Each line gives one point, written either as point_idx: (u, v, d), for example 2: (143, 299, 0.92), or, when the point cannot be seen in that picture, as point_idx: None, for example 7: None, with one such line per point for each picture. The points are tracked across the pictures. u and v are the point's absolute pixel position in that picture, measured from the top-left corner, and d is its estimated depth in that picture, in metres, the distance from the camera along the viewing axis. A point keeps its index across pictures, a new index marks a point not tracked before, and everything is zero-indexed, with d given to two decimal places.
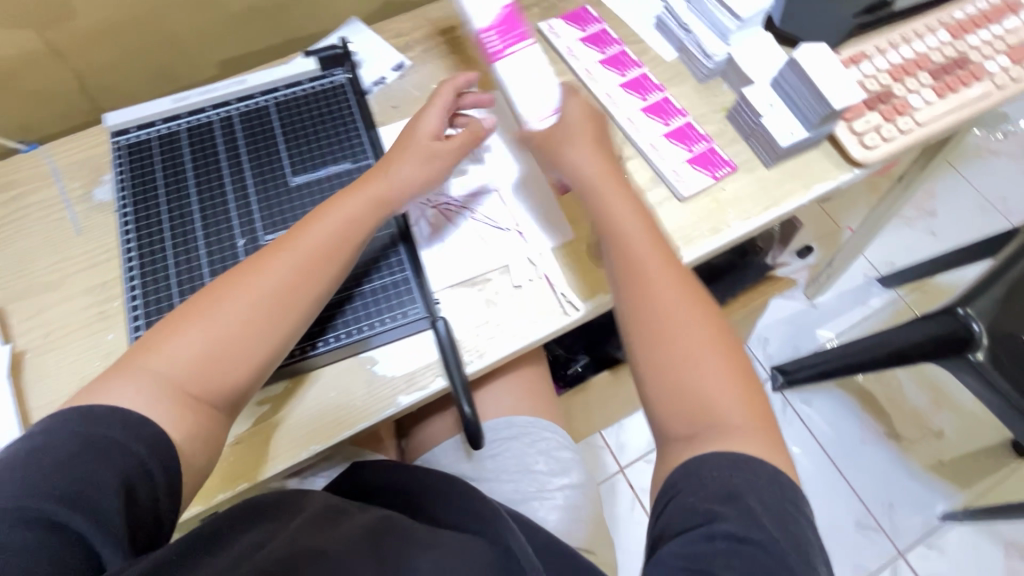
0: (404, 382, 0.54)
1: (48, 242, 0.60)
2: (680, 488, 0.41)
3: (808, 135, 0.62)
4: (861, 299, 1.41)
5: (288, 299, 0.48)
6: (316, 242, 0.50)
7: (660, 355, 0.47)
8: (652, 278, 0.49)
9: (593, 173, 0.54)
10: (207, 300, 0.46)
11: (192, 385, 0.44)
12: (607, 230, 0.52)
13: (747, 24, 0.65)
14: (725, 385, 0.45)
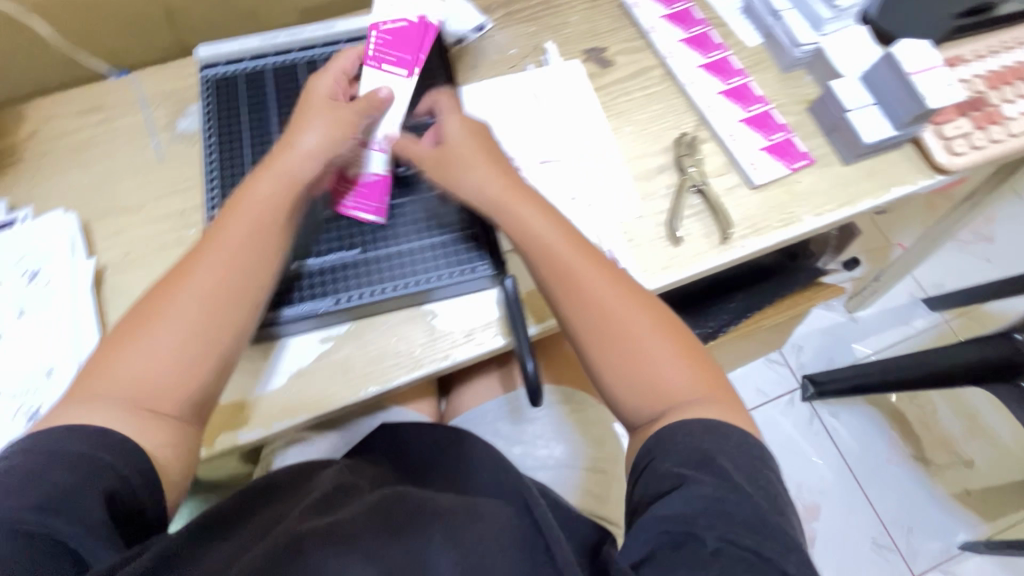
0: (461, 336, 0.55)
1: (131, 166, 0.62)
2: (655, 454, 0.43)
3: (894, 135, 0.61)
4: (905, 318, 1.37)
5: (223, 292, 0.45)
6: (242, 230, 0.46)
7: (612, 360, 0.48)
8: (572, 290, 0.49)
9: (495, 185, 0.51)
10: (144, 320, 0.43)
11: (148, 398, 0.42)
12: (531, 240, 0.50)
13: (842, 15, 0.63)
14: (675, 367, 0.47)
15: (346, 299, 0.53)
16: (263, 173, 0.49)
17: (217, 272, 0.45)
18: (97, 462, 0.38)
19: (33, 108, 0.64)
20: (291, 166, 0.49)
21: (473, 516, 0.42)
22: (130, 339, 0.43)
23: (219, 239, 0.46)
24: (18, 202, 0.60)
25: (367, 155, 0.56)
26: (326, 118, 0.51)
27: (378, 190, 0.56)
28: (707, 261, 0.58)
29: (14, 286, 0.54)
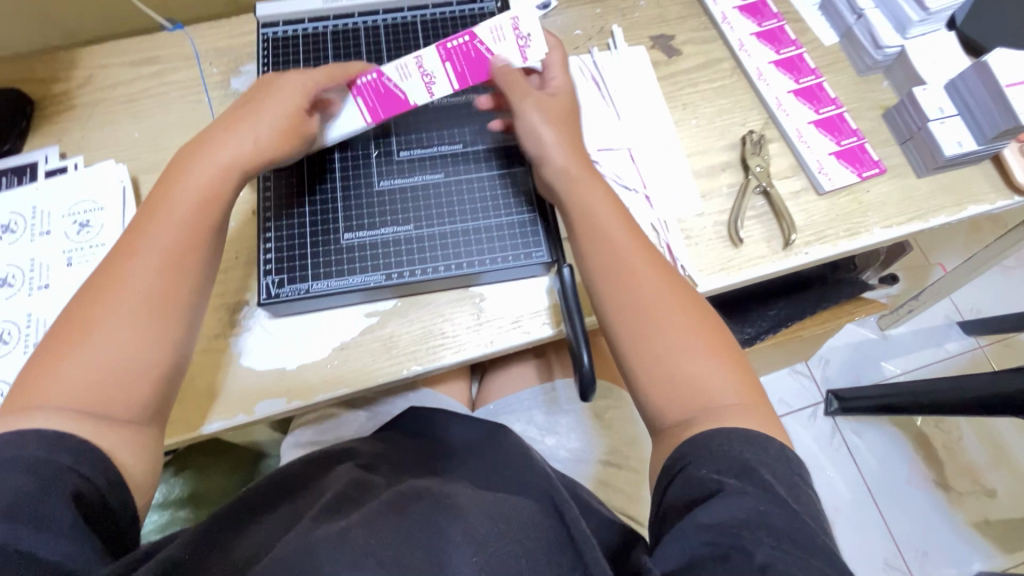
0: (509, 322, 0.53)
1: (183, 122, 0.61)
2: (692, 458, 0.38)
3: (978, 150, 0.58)
4: (938, 340, 1.34)
5: (163, 294, 0.42)
6: (175, 226, 0.43)
7: (647, 356, 0.43)
8: (619, 274, 0.46)
9: (572, 158, 0.49)
10: (74, 327, 0.40)
11: (89, 402, 0.38)
12: (585, 219, 0.48)
13: (930, 19, 0.60)
14: (719, 371, 0.42)
15: (396, 275, 0.52)
16: (198, 166, 0.45)
17: (155, 271, 0.42)
18: (60, 466, 0.35)
19: (88, 56, 0.63)
20: (232, 160, 0.46)
21: (498, 516, 0.41)
22: (63, 345, 0.39)
23: (149, 234, 0.43)
24: (69, 150, 0.59)
25: None
26: (273, 116, 0.47)
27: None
28: (767, 266, 0.56)
29: (63, 234, 0.53)
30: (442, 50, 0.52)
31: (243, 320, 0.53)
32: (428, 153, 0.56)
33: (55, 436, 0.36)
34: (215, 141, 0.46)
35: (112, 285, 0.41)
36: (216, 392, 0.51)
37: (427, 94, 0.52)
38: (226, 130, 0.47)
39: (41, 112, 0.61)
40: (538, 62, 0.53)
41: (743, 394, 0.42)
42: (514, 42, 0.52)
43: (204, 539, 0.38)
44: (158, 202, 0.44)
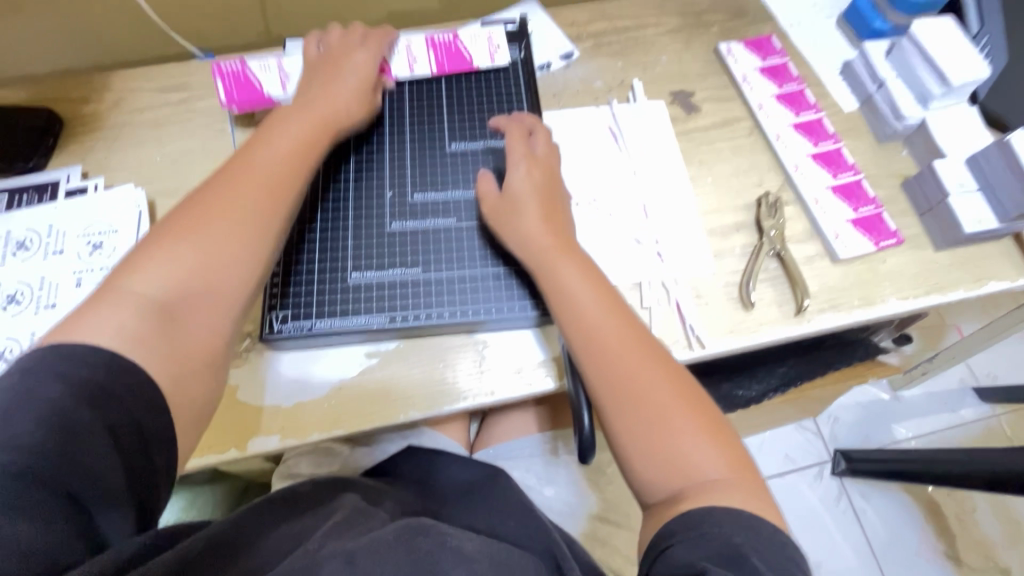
0: (511, 372, 0.53)
1: (205, 150, 0.62)
2: (680, 539, 0.36)
3: (997, 227, 0.57)
4: (952, 406, 1.29)
5: (269, 204, 0.45)
6: (280, 154, 0.48)
7: (638, 427, 0.42)
8: (595, 348, 0.45)
9: (540, 237, 0.50)
10: (168, 231, 0.42)
11: (180, 298, 0.40)
12: (573, 287, 0.47)
13: (952, 93, 0.60)
14: (707, 450, 0.40)
15: (401, 318, 0.52)
16: (297, 116, 0.52)
17: (259, 185, 0.45)
18: (127, 412, 0.34)
19: (120, 80, 0.65)
20: (327, 111, 0.53)
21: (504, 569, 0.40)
22: (156, 245, 0.41)
23: (256, 160, 0.47)
24: (91, 170, 0.60)
25: (270, 76, 0.61)
26: (358, 83, 0.56)
27: (246, 91, 0.61)
28: (778, 331, 0.55)
29: (76, 254, 0.54)
30: (428, 40, 0.64)
31: (244, 351, 0.52)
32: (440, 199, 0.57)
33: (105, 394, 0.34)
34: (311, 98, 0.53)
35: (212, 191, 0.44)
36: (218, 423, 0.50)
37: (408, 69, 0.62)
38: (318, 91, 0.54)
39: (68, 131, 0.62)
40: (502, 64, 0.64)
41: (737, 475, 0.40)
42: (486, 48, 0.64)
43: (220, 542, 0.35)
44: (261, 138, 0.49)
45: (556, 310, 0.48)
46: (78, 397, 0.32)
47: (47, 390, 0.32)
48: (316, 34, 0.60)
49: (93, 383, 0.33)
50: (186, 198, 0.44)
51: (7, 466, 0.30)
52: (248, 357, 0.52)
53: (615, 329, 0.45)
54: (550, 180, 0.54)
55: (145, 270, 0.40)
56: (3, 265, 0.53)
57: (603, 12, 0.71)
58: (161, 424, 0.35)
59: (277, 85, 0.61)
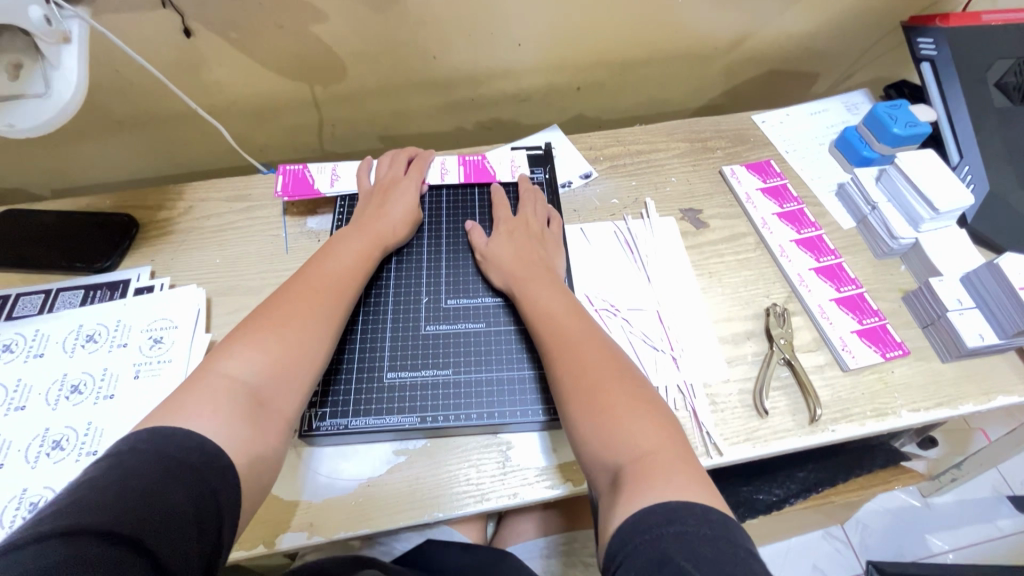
0: (534, 476, 0.54)
1: (262, 253, 0.69)
2: (623, 557, 0.36)
3: (1000, 343, 0.60)
4: (989, 516, 1.22)
5: (334, 306, 0.53)
6: (345, 269, 0.56)
7: (583, 406, 0.47)
8: (556, 350, 0.52)
9: (514, 266, 0.60)
10: (251, 330, 0.49)
11: (262, 390, 0.45)
12: (537, 304, 0.56)
13: (942, 216, 0.65)
14: (644, 426, 0.45)
15: (431, 418, 0.55)
16: (356, 235, 0.60)
17: (331, 291, 0.54)
18: (208, 495, 0.37)
19: (192, 191, 0.74)
20: (381, 228, 0.62)
21: None
22: (244, 339, 0.47)
23: (317, 273, 0.55)
24: (159, 270, 0.67)
25: (324, 176, 0.71)
26: (406, 206, 0.65)
27: (299, 185, 0.69)
28: (795, 441, 0.56)
29: (138, 347, 0.59)
30: (460, 158, 0.74)
31: (290, 449, 0.55)
32: (471, 303, 0.62)
33: (187, 469, 0.37)
34: (364, 220, 0.62)
35: (280, 293, 0.52)
36: (258, 515, 0.51)
37: (440, 179, 0.71)
38: (369, 216, 0.63)
39: (143, 233, 0.70)
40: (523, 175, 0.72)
41: (667, 452, 0.43)
42: (510, 166, 0.73)
43: None
44: (320, 255, 0.58)
45: (530, 324, 0.55)
46: (177, 477, 0.36)
47: (148, 469, 0.36)
48: (370, 160, 0.71)
49: (184, 466, 0.37)
50: (264, 302, 0.52)
51: (101, 525, 0.32)
52: (292, 453, 0.55)
53: (572, 331, 0.52)
54: (514, 226, 0.65)
55: (237, 358, 0.46)
56: (72, 356, 0.58)
57: (619, 138, 0.81)
58: (231, 508, 0.39)
59: (326, 182, 0.70)
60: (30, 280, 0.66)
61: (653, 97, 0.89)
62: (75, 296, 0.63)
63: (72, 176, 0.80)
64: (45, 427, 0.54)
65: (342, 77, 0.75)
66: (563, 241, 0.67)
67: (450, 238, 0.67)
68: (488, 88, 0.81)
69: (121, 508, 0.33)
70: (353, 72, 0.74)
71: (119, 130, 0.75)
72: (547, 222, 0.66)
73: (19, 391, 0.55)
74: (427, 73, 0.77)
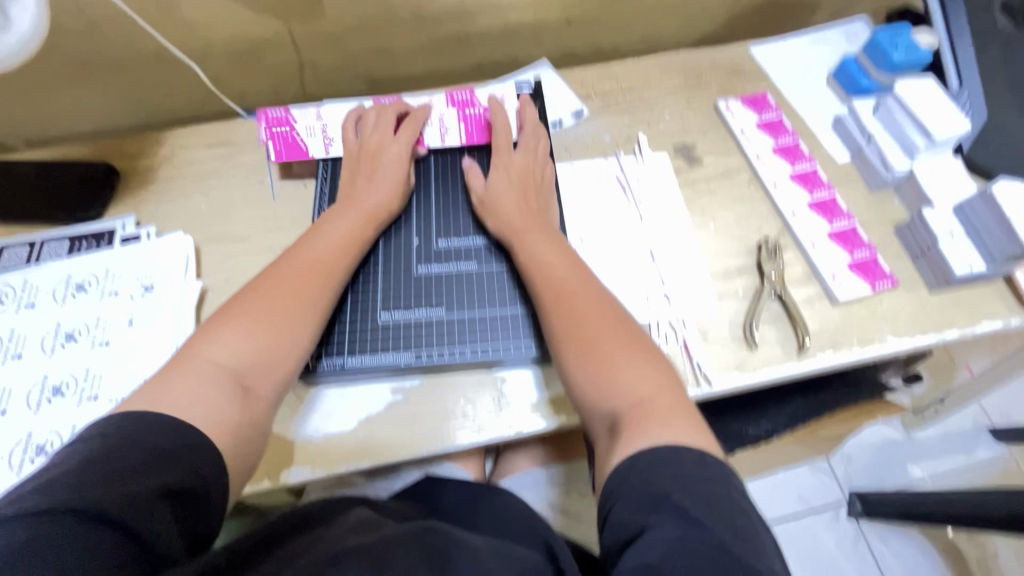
0: (528, 408, 0.56)
1: (248, 200, 0.67)
2: (620, 495, 0.38)
3: (986, 270, 0.60)
4: (968, 447, 1.27)
5: (320, 283, 0.53)
6: (334, 242, 0.56)
7: (579, 359, 0.48)
8: (555, 304, 0.52)
9: (512, 215, 0.59)
10: (235, 313, 0.49)
11: (248, 372, 0.46)
12: (534, 256, 0.55)
13: (936, 145, 0.65)
14: (639, 374, 0.46)
15: (425, 357, 0.56)
16: (342, 206, 0.59)
17: (318, 267, 0.53)
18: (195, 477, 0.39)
19: (172, 137, 0.72)
20: (371, 200, 0.60)
21: (511, 559, 0.40)
22: (228, 323, 0.48)
23: (306, 248, 0.54)
24: (144, 218, 0.66)
25: (316, 141, 0.67)
26: (394, 175, 0.62)
27: (292, 151, 0.67)
28: (783, 369, 0.58)
29: (129, 296, 0.58)
30: (449, 99, 0.70)
31: (291, 391, 0.56)
32: (467, 251, 0.61)
33: (166, 449, 0.39)
34: (352, 191, 0.61)
35: (269, 271, 0.52)
36: (266, 454, 0.53)
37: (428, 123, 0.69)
38: (358, 184, 0.61)
39: (124, 182, 0.68)
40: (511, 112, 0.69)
41: (665, 398, 0.44)
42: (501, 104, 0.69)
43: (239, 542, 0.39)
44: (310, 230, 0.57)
45: (529, 274, 0.55)
46: (163, 462, 0.38)
47: (119, 452, 0.37)
48: (353, 114, 0.67)
49: (161, 448, 0.39)
50: (252, 282, 0.52)
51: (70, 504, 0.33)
52: (294, 396, 0.56)
53: (572, 284, 0.52)
54: (512, 173, 0.63)
55: (224, 343, 0.47)
56: (63, 305, 0.58)
57: (612, 73, 0.78)
58: (216, 478, 0.41)
59: (320, 147, 0.67)
60: (14, 231, 0.65)
61: (647, 30, 0.86)
62: (62, 246, 0.62)
63: (46, 125, 0.77)
64: (44, 373, 0.54)
65: (321, 14, 0.71)
66: (556, 184, 0.66)
67: (446, 185, 0.66)
68: (475, 23, 0.77)
69: (97, 490, 0.34)
70: (331, 8, 0.71)
71: (90, 78, 0.72)
72: (545, 169, 0.65)
73: (14, 340, 0.56)
74: (409, 8, 0.73)
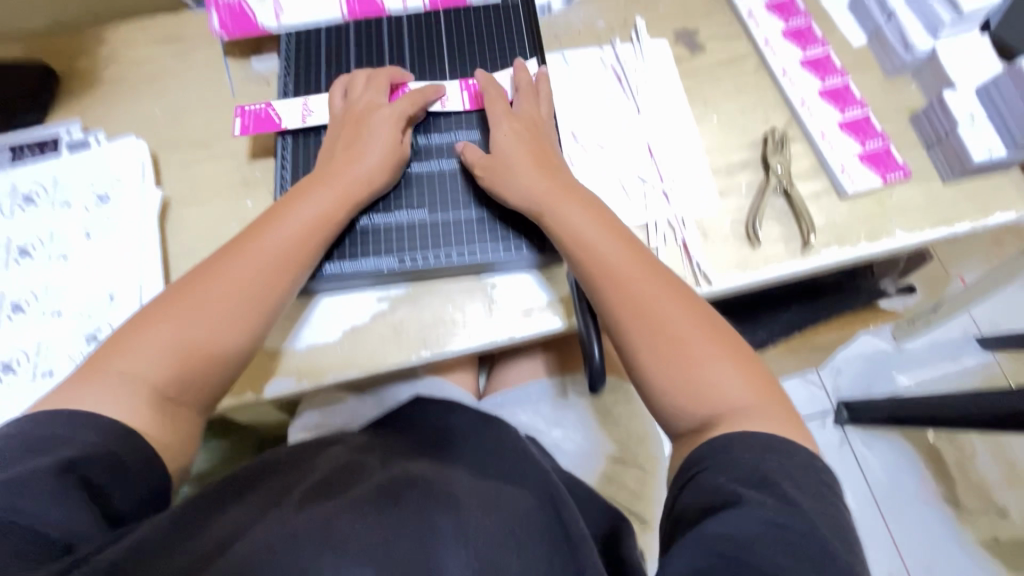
0: (519, 312, 0.53)
1: (203, 101, 0.61)
2: (709, 464, 0.36)
3: (1005, 156, 0.56)
4: (954, 355, 1.29)
5: (267, 279, 0.46)
6: (296, 229, 0.48)
7: (652, 361, 0.42)
8: (612, 297, 0.45)
9: (546, 182, 0.50)
10: (164, 313, 0.43)
11: (163, 387, 0.41)
12: (574, 238, 0.47)
13: (961, 23, 0.59)
14: (725, 373, 0.40)
15: (409, 261, 0.52)
16: (311, 183, 0.50)
17: (266, 261, 0.46)
18: (107, 462, 0.37)
19: (113, 33, 0.64)
20: (348, 179, 0.50)
21: (490, 506, 0.40)
22: (151, 329, 0.42)
23: (266, 235, 0.47)
24: (92, 124, 0.60)
25: (292, 112, 0.57)
26: (383, 145, 0.52)
27: (263, 125, 0.56)
28: (786, 266, 0.55)
29: (84, 207, 0.54)
30: None
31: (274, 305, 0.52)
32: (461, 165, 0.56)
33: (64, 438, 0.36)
34: (333, 164, 0.51)
35: (215, 267, 0.45)
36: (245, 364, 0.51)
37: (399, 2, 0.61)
38: (341, 155, 0.52)
39: (65, 85, 0.61)
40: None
41: (761, 398, 0.40)
42: None
43: (197, 501, 0.39)
44: (275, 211, 0.49)
45: (570, 257, 0.48)
46: (62, 447, 0.36)
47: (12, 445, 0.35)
48: (342, 80, 0.57)
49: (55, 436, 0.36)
50: (190, 274, 0.46)
51: None
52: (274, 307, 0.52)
53: (626, 269, 0.45)
54: (532, 130, 0.54)
55: (145, 349, 0.42)
56: (13, 219, 0.54)
57: None
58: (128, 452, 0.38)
59: (296, 119, 0.57)
60: None
61: None
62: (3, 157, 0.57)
63: None
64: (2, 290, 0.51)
65: None
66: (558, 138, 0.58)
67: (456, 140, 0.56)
68: None
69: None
70: None
71: None
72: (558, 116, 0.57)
73: None
74: None
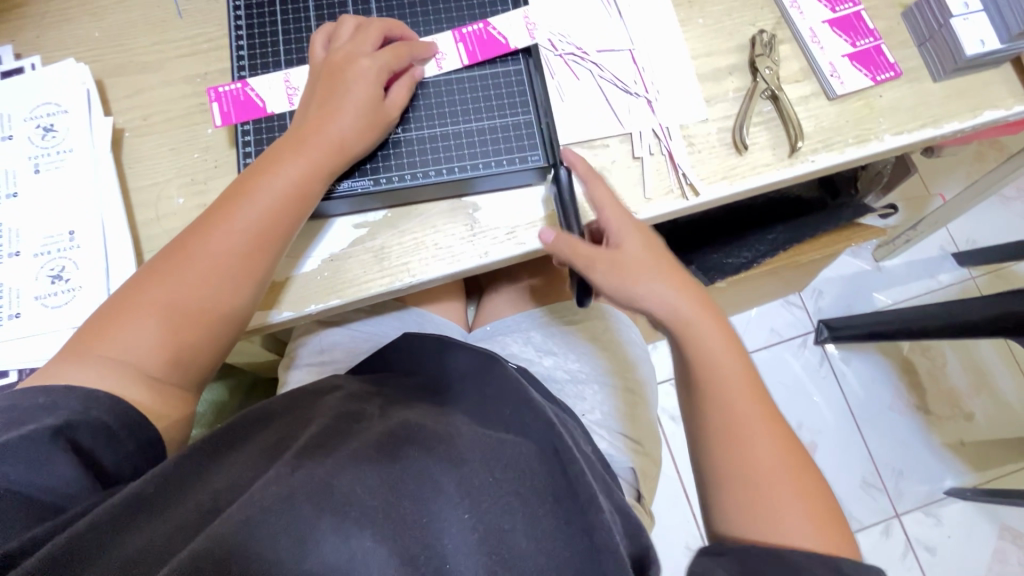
0: (506, 234, 0.51)
1: (145, 19, 0.55)
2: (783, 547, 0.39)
3: (999, 49, 0.54)
4: (931, 271, 1.30)
5: (240, 257, 0.44)
6: (268, 203, 0.44)
7: (735, 484, 0.42)
8: (721, 421, 0.43)
9: (680, 300, 0.45)
10: (144, 294, 0.42)
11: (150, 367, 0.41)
12: (699, 354, 0.45)
13: None
14: (800, 526, 0.40)
15: (386, 181, 0.51)
16: (286, 152, 0.46)
17: (237, 241, 0.44)
18: (97, 427, 0.38)
19: None
20: (325, 140, 0.46)
21: (495, 462, 0.39)
22: (133, 315, 0.41)
23: (237, 212, 0.44)
24: (25, 50, 0.55)
25: (276, 92, 0.52)
26: (356, 102, 0.47)
27: (245, 110, 0.51)
28: (772, 173, 0.54)
29: (27, 138, 0.51)
30: None
31: None
32: (444, 82, 0.53)
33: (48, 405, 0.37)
34: (305, 127, 0.47)
35: (191, 250, 0.43)
36: None
37: None
38: (315, 116, 0.47)
39: None
40: None
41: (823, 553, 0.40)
42: None
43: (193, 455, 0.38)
44: (250, 183, 0.45)
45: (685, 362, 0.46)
46: (46, 416, 0.36)
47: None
48: (326, 29, 0.51)
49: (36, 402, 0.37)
50: (165, 253, 0.44)
51: None
52: None
53: (739, 397, 0.43)
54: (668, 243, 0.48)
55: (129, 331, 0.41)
56: None
57: None
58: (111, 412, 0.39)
59: (282, 101, 0.52)
60: None
61: None
62: None
63: None
64: None
65: None
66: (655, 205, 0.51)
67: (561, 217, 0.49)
68: None
69: None
70: None
71: None
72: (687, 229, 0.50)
73: None
74: None
